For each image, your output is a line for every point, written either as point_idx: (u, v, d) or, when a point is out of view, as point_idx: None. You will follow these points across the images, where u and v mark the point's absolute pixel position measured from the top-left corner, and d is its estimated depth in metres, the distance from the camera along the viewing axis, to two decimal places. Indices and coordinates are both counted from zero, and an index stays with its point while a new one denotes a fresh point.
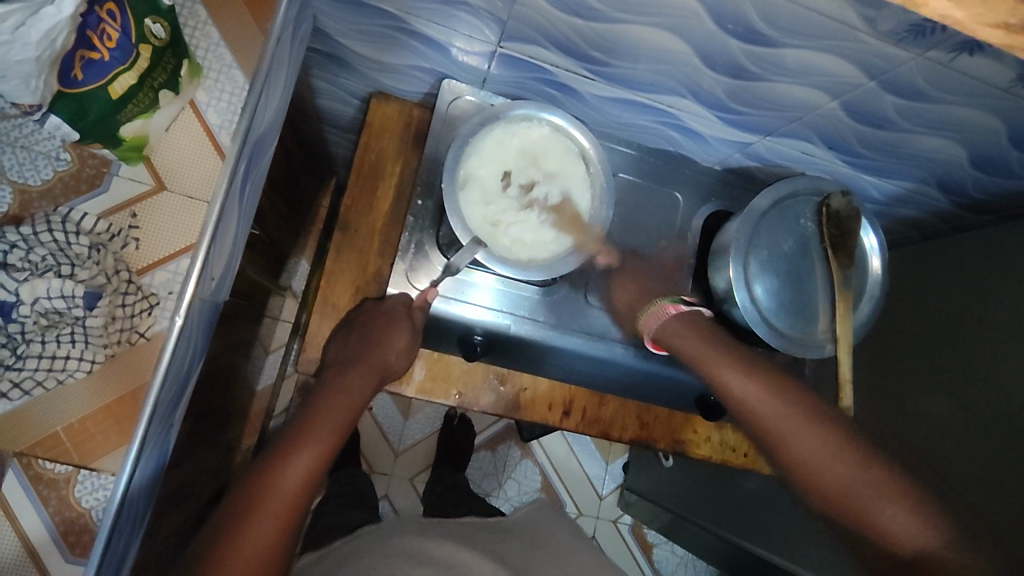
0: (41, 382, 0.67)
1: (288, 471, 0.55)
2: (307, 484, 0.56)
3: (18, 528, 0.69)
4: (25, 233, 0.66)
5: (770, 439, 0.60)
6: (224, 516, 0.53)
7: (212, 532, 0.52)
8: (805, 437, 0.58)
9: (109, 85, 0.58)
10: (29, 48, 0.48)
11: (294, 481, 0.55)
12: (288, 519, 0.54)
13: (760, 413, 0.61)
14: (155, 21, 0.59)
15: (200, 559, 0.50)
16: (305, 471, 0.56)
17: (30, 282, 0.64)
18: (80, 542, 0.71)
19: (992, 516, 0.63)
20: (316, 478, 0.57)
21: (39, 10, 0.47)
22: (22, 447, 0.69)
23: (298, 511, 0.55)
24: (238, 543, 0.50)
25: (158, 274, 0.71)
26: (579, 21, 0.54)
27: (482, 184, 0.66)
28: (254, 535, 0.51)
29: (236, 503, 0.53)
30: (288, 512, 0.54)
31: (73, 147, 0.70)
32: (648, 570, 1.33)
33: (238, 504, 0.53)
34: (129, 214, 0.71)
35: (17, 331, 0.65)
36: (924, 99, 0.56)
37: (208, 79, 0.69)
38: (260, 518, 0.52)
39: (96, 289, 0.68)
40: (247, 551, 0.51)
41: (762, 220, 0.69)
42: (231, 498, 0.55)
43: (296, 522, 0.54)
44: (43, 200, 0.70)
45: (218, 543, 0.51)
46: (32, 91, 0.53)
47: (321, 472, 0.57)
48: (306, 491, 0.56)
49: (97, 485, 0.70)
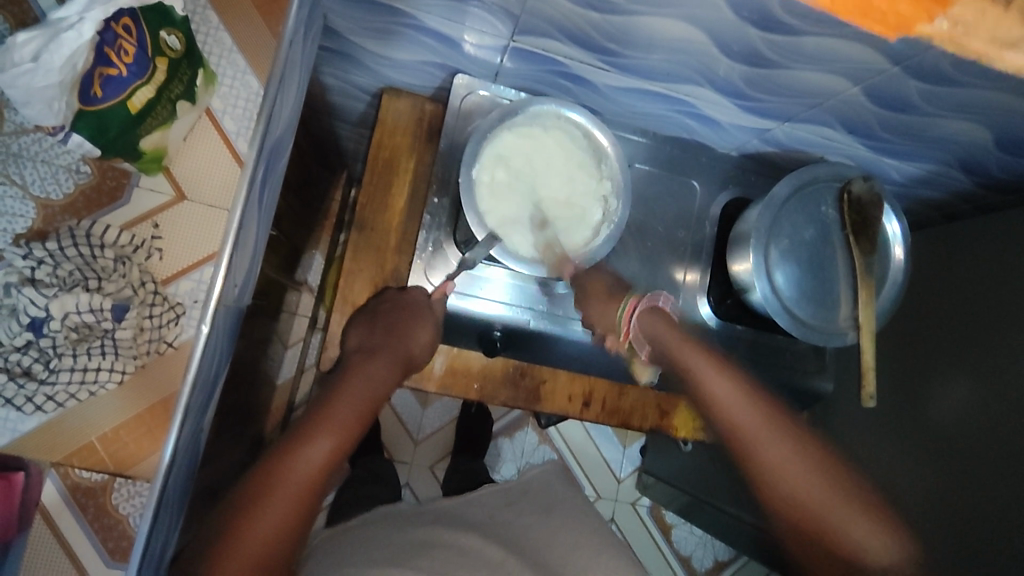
0: (74, 393, 0.81)
1: (306, 459, 0.56)
2: (322, 471, 0.56)
3: (52, 523, 0.83)
4: (51, 250, 0.79)
5: (735, 447, 0.61)
6: (235, 499, 0.54)
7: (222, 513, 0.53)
8: (780, 450, 0.59)
9: (128, 100, 0.69)
10: (52, 72, 0.64)
11: (309, 468, 0.56)
12: (300, 508, 0.54)
13: (734, 419, 0.61)
14: (169, 33, 0.71)
15: (207, 542, 0.52)
16: (322, 460, 0.56)
17: (60, 299, 0.76)
18: (118, 547, 0.85)
19: (1000, 493, 0.63)
20: (333, 466, 0.57)
21: (61, 36, 0.63)
22: (60, 457, 0.82)
23: (310, 499, 0.55)
24: (246, 526, 0.51)
25: (183, 283, 0.85)
26: (594, 14, 0.53)
27: (492, 190, 0.65)
28: (265, 519, 0.52)
29: (247, 486, 0.54)
30: (300, 499, 0.54)
31: (93, 161, 0.83)
32: (666, 549, 1.35)
33: (253, 484, 0.54)
34: (152, 225, 0.84)
35: (49, 345, 0.78)
36: (948, 83, 0.54)
37: (223, 86, 0.83)
38: (272, 504, 0.53)
39: (124, 301, 0.80)
40: (256, 536, 0.51)
41: (783, 209, 0.68)
42: (245, 480, 0.55)
43: (310, 506, 0.55)
44: (64, 213, 0.82)
45: (228, 523, 0.52)
46: (55, 113, 0.68)
47: (336, 462, 0.58)
48: (320, 481, 0.56)
49: (133, 491, 0.84)
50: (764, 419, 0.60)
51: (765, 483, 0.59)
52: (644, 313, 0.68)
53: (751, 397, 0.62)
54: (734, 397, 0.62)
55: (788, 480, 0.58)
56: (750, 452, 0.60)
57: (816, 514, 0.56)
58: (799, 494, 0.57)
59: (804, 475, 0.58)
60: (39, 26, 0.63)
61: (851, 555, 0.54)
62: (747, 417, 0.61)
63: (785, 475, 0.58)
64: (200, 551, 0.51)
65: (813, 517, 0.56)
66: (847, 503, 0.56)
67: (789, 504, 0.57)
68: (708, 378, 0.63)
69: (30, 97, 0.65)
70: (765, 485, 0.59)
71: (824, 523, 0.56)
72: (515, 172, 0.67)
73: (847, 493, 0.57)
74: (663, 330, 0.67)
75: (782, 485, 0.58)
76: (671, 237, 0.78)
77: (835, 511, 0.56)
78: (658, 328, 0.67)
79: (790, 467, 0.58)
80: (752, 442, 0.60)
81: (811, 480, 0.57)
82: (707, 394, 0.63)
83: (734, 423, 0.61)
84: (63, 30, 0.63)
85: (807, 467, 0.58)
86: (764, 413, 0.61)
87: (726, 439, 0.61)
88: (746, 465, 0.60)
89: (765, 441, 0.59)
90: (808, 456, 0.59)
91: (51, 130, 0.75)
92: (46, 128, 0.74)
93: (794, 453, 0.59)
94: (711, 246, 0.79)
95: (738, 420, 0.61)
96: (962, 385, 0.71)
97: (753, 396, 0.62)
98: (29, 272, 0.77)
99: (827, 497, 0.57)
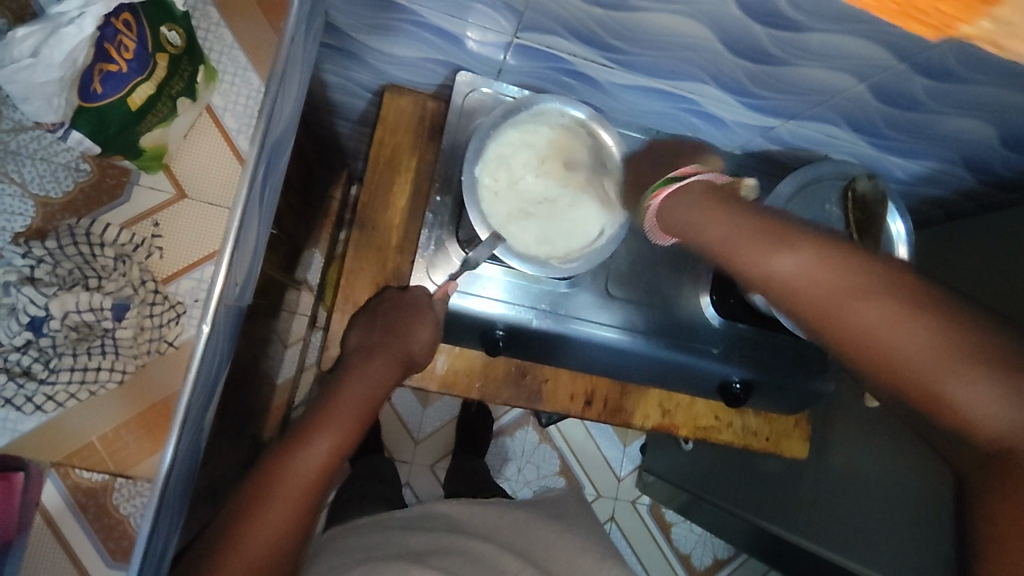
0: (73, 394, 0.72)
1: (308, 458, 0.56)
2: (324, 470, 0.56)
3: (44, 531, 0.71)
4: (50, 246, 0.71)
5: (817, 319, 0.43)
6: (241, 498, 0.53)
7: (226, 514, 0.53)
8: (861, 308, 0.41)
9: (129, 97, 0.67)
10: (52, 68, 0.60)
11: (312, 467, 0.55)
12: (303, 507, 0.54)
13: (805, 285, 0.44)
14: (170, 29, 0.69)
15: (210, 542, 0.51)
16: (324, 459, 0.56)
17: (59, 296, 0.68)
18: (122, 550, 0.73)
19: None
20: (335, 464, 0.57)
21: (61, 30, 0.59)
22: (60, 457, 0.71)
23: (313, 498, 0.55)
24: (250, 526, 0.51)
25: (183, 281, 0.75)
26: (598, 10, 0.53)
27: (497, 194, 0.65)
28: (269, 518, 0.52)
29: (252, 486, 0.54)
30: (304, 497, 0.54)
31: (92, 158, 0.75)
32: (666, 548, 1.35)
33: (255, 484, 0.54)
34: (152, 222, 0.76)
35: (47, 344, 0.69)
36: (956, 80, 0.54)
37: (223, 84, 0.79)
38: (275, 504, 0.53)
39: (124, 299, 0.72)
40: (260, 536, 0.51)
41: (787, 207, 0.68)
42: (247, 481, 0.55)
43: (313, 505, 0.55)
44: (64, 211, 0.74)
45: (233, 524, 0.51)
46: (55, 109, 0.64)
47: (338, 460, 0.58)
48: (323, 480, 0.56)
49: (134, 496, 0.73)
50: (843, 277, 0.42)
51: (854, 354, 0.42)
52: (702, 190, 0.53)
53: (817, 246, 0.44)
54: (797, 266, 0.44)
55: (897, 356, 0.39)
56: (826, 319, 0.42)
57: (923, 373, 0.39)
58: (885, 361, 0.40)
59: (901, 333, 0.39)
60: (40, 21, 0.60)
61: (961, 422, 0.38)
62: (811, 277, 0.43)
63: (890, 353, 0.40)
64: (203, 553, 0.51)
65: (915, 384, 0.39)
66: (961, 355, 0.38)
67: (882, 368, 0.41)
68: (746, 245, 0.47)
69: (28, 95, 0.62)
70: (852, 355, 0.42)
71: (925, 391, 0.39)
72: (520, 169, 0.66)
73: (960, 338, 0.38)
74: (689, 200, 0.53)
75: (869, 351, 0.41)
76: None
77: (937, 367, 0.38)
78: (692, 208, 0.52)
79: (883, 331, 0.40)
80: (833, 309, 0.42)
81: (903, 335, 0.39)
82: (768, 263, 0.45)
83: (807, 297, 0.44)
84: (63, 25, 0.59)
85: (903, 322, 0.39)
86: (849, 269, 0.42)
87: (802, 308, 0.44)
88: (827, 337, 0.43)
89: (841, 305, 0.42)
90: (902, 302, 0.40)
91: (48, 127, 0.69)
92: (43, 125, 0.68)
93: (904, 316, 0.40)
94: None
95: (805, 292, 0.44)
96: None
97: (817, 248, 0.44)
98: (27, 270, 0.69)
99: (955, 375, 0.38)
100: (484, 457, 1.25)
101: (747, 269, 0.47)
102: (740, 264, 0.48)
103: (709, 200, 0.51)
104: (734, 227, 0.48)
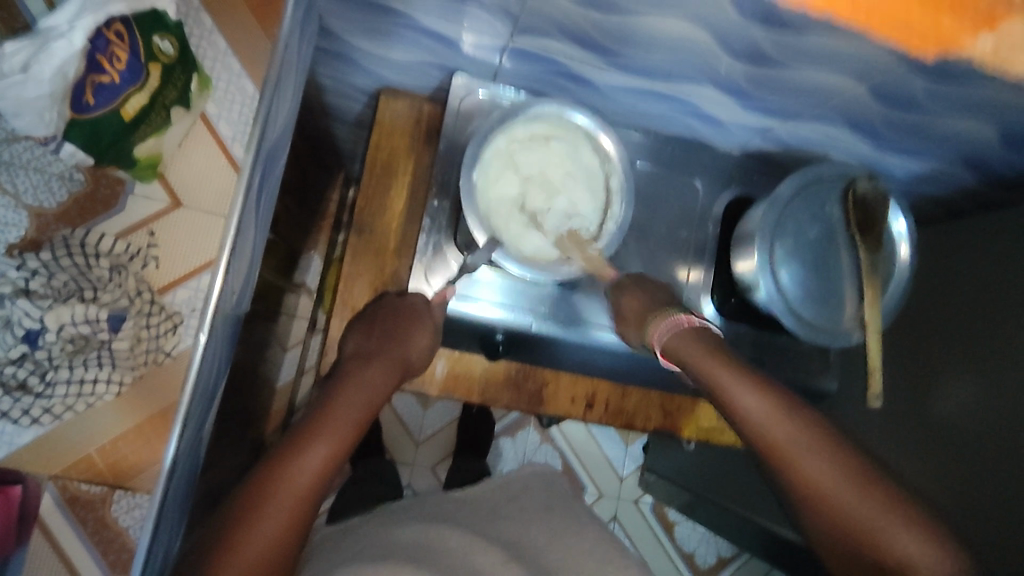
0: (70, 404, 0.86)
1: (302, 467, 0.55)
2: (318, 480, 0.56)
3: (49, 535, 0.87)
4: (43, 261, 0.83)
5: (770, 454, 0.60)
6: (234, 506, 0.53)
7: (218, 521, 0.53)
8: (814, 456, 0.58)
9: (121, 107, 0.74)
10: (41, 82, 0.68)
11: (306, 476, 0.55)
12: (296, 516, 0.53)
13: (767, 429, 0.60)
14: (162, 39, 0.76)
15: (202, 549, 0.51)
16: (318, 468, 0.56)
17: (54, 310, 0.80)
18: (119, 560, 0.89)
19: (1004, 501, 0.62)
20: (330, 473, 0.57)
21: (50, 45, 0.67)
22: (57, 470, 0.87)
23: (307, 506, 0.54)
24: (242, 537, 0.50)
25: (180, 289, 0.90)
26: (594, 13, 0.52)
27: (498, 198, 0.65)
28: (261, 528, 0.51)
29: (245, 494, 0.53)
30: (298, 505, 0.54)
31: (86, 169, 0.87)
32: (669, 547, 1.34)
33: (249, 492, 0.53)
34: (148, 232, 0.89)
35: (43, 357, 0.82)
36: (957, 81, 0.53)
37: (218, 92, 0.89)
38: (269, 513, 0.52)
39: (120, 311, 0.85)
40: (252, 547, 0.50)
41: (787, 208, 0.67)
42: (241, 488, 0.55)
43: (308, 514, 0.54)
44: (59, 222, 0.86)
45: (226, 532, 0.51)
46: (46, 122, 0.72)
47: (333, 469, 0.57)
48: (317, 490, 0.55)
49: (132, 503, 0.89)
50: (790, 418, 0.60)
51: (802, 492, 0.58)
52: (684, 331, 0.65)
53: (778, 401, 0.60)
54: (760, 403, 0.60)
55: (834, 499, 0.56)
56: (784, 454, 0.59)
57: (864, 518, 0.55)
58: (834, 506, 0.56)
59: (842, 486, 0.56)
60: (29, 36, 0.67)
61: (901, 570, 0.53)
62: (775, 422, 0.59)
63: (835, 504, 0.56)
64: (194, 559, 0.50)
65: (861, 533, 0.55)
66: (890, 508, 0.55)
67: (830, 507, 0.56)
68: (741, 395, 0.61)
69: (21, 108, 0.70)
70: (811, 497, 0.57)
71: (869, 540, 0.54)
72: (519, 170, 0.66)
73: (890, 498, 0.55)
74: (693, 350, 0.64)
75: (819, 492, 0.57)
76: (674, 237, 0.78)
77: (881, 518, 0.55)
78: (684, 342, 0.65)
79: (835, 485, 0.56)
80: (788, 452, 0.59)
81: (845, 483, 0.56)
82: (739, 405, 0.61)
83: (765, 436, 0.60)
84: (53, 39, 0.67)
85: (846, 476, 0.57)
86: (795, 420, 0.60)
87: (757, 446, 0.60)
88: (785, 476, 0.59)
89: (795, 446, 0.58)
90: (839, 460, 0.57)
91: (40, 139, 0.79)
92: (37, 139, 0.78)
93: (845, 475, 0.57)
94: (714, 246, 0.78)
95: (768, 430, 0.60)
96: (967, 385, 0.69)
97: (776, 397, 0.60)
98: (23, 283, 0.81)
99: (906, 536, 0.53)
100: (486, 458, 1.25)
101: (721, 401, 0.62)
102: (718, 392, 0.62)
103: (720, 360, 0.62)
104: (727, 371, 0.61)
